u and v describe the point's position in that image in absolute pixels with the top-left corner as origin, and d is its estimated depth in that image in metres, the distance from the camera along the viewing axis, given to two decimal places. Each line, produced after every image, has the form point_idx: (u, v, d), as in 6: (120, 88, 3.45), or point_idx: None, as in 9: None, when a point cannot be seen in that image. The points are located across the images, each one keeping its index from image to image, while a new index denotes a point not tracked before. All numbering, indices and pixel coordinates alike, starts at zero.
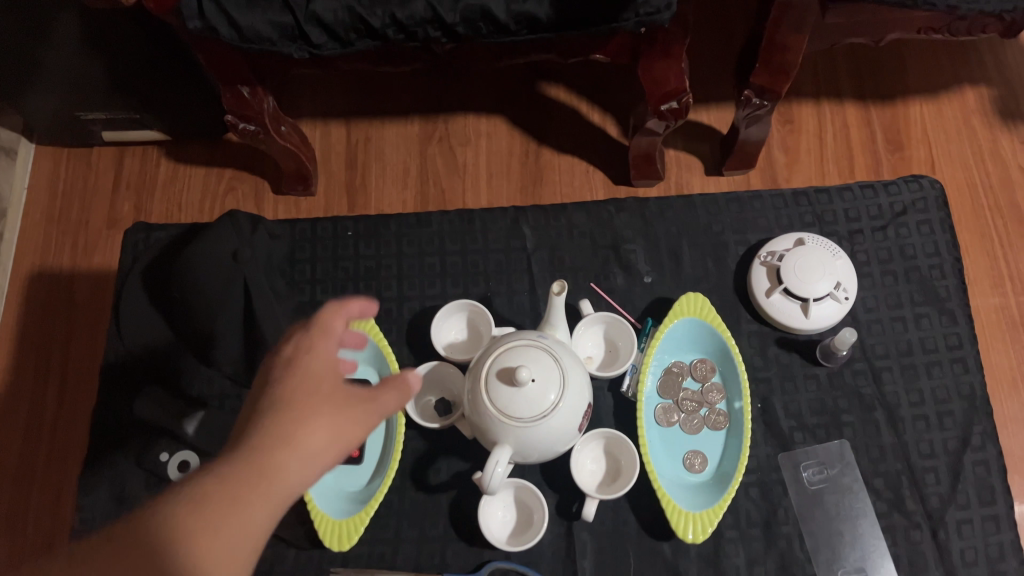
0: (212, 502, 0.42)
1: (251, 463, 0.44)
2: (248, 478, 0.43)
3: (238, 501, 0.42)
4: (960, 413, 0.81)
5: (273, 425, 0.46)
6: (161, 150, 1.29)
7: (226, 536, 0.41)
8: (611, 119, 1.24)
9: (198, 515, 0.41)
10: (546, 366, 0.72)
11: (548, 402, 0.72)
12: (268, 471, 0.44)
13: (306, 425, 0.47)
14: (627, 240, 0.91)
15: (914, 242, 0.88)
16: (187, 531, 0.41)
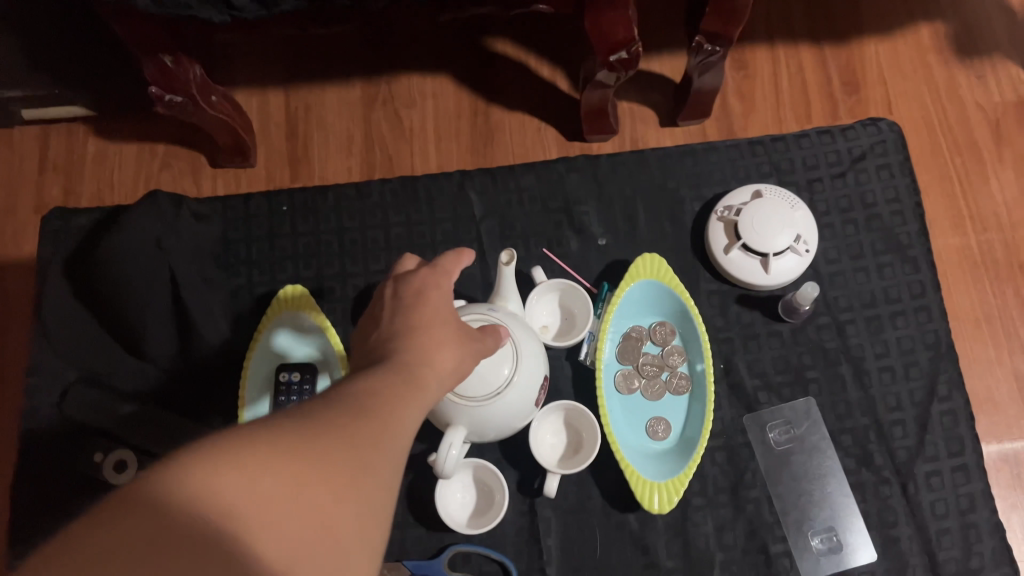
0: (385, 394, 0.46)
1: (406, 373, 0.49)
2: (406, 381, 0.48)
3: (403, 396, 0.47)
4: (926, 362, 0.79)
5: (412, 346, 0.52)
6: (89, 127, 1.21)
7: (397, 418, 0.46)
8: (560, 73, 1.19)
9: (376, 401, 0.45)
10: (497, 341, 0.69)
11: (501, 377, 0.68)
12: (419, 380, 0.49)
13: (440, 348, 0.53)
14: (580, 202, 0.87)
15: (874, 189, 0.85)
16: (368, 409, 0.44)
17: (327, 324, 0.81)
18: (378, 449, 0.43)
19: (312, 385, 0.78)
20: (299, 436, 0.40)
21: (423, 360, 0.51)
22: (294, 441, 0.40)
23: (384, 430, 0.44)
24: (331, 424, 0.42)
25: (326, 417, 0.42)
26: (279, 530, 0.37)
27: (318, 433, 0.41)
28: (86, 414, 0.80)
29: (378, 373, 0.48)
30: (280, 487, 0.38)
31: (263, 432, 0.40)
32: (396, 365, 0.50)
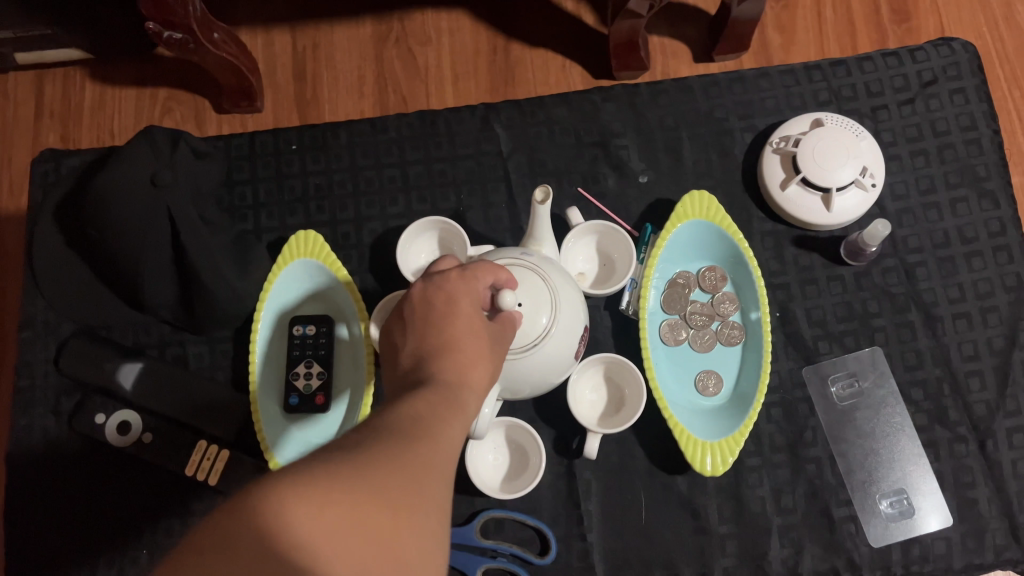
0: (426, 416, 0.41)
1: (447, 389, 0.44)
2: (447, 399, 0.43)
3: (446, 416, 0.42)
4: (1006, 308, 0.71)
5: (453, 360, 0.46)
6: (84, 70, 1.13)
7: (445, 439, 0.40)
8: (586, 4, 1.10)
9: (419, 424, 0.40)
10: (533, 289, 0.60)
11: (539, 329, 0.60)
12: (462, 399, 0.44)
13: (479, 360, 0.47)
14: (617, 135, 0.79)
15: (947, 116, 0.76)
16: (413, 434, 0.39)
17: (341, 270, 0.73)
18: (432, 476, 0.37)
19: (329, 338, 0.71)
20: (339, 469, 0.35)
21: (461, 377, 0.46)
22: (338, 474, 0.34)
23: (435, 454, 0.38)
24: (377, 453, 0.36)
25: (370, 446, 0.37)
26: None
27: (364, 461, 0.35)
28: (85, 371, 0.73)
29: (415, 395, 0.43)
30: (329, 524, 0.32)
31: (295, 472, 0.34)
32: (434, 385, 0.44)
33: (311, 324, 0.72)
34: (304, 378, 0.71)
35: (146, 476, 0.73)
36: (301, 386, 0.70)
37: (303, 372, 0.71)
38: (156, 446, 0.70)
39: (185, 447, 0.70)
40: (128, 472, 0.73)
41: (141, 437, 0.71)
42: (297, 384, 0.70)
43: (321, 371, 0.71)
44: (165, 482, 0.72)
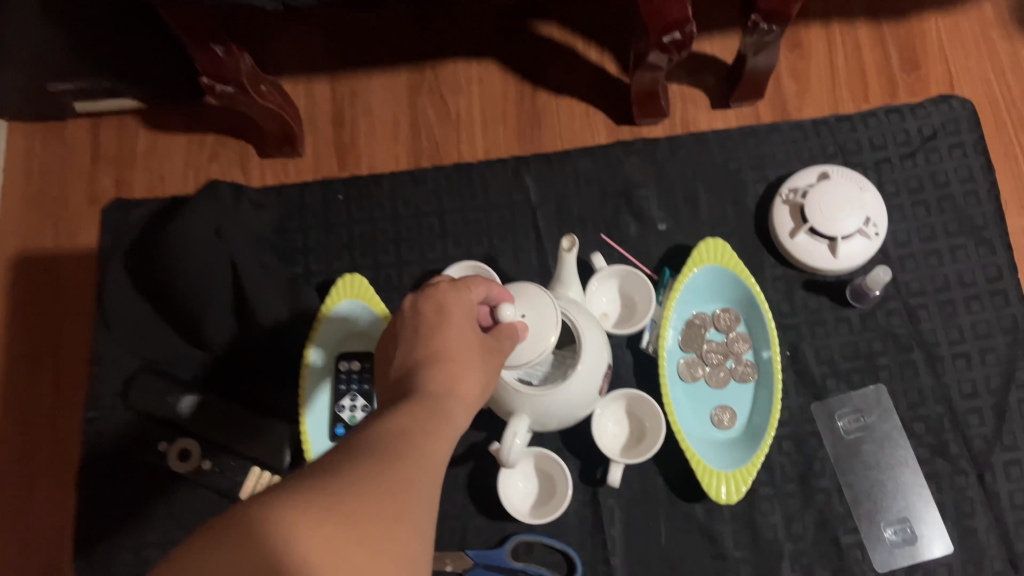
0: (413, 426, 0.44)
1: (432, 400, 0.47)
2: (435, 409, 0.46)
3: (434, 422, 0.45)
4: (1003, 348, 0.76)
5: (441, 371, 0.49)
6: (140, 119, 1.21)
7: (432, 448, 0.43)
8: (610, 55, 1.16)
9: (407, 435, 0.43)
10: (538, 304, 0.61)
11: (544, 343, 0.60)
12: (451, 405, 0.47)
13: (469, 367, 0.50)
14: (638, 186, 0.85)
15: (946, 168, 0.82)
16: (402, 446, 0.42)
17: (384, 311, 0.79)
18: (422, 487, 0.40)
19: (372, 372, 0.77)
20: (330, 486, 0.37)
21: (452, 385, 0.49)
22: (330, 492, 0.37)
23: (423, 464, 0.42)
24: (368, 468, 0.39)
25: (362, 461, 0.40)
26: None
27: (355, 476, 0.38)
28: (152, 403, 0.80)
29: (404, 406, 0.46)
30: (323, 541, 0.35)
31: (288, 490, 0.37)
32: (422, 395, 0.47)
33: (355, 359, 0.78)
34: (348, 409, 0.76)
35: (203, 500, 0.79)
36: (347, 417, 0.76)
37: (347, 403, 0.77)
38: (214, 472, 0.77)
39: (239, 474, 0.77)
40: (188, 496, 0.79)
41: (200, 464, 0.77)
42: (342, 415, 0.76)
43: (365, 403, 0.77)
44: (219, 506, 0.79)
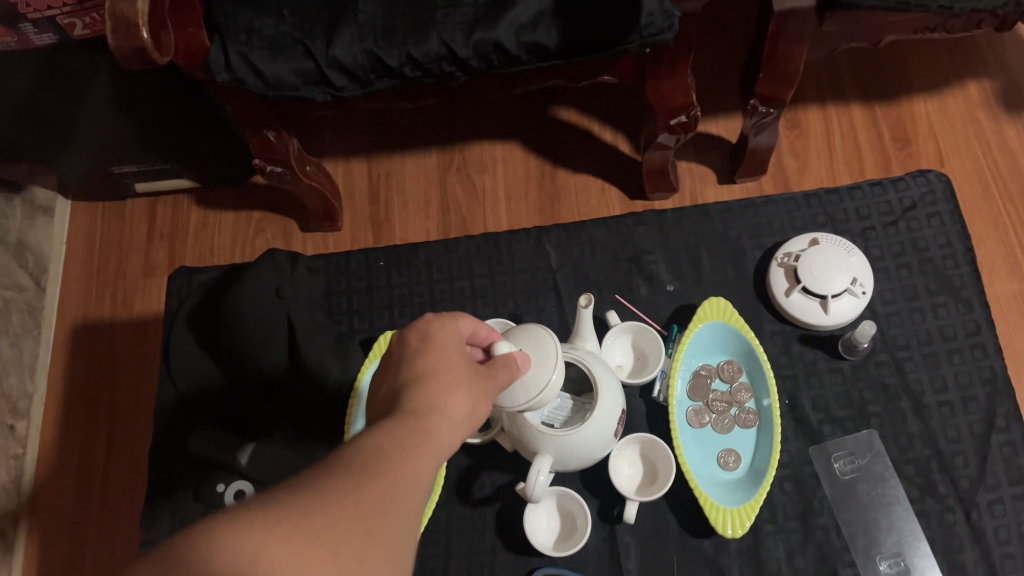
0: (391, 446, 0.47)
1: (413, 420, 0.50)
2: (415, 428, 0.49)
3: (412, 443, 0.48)
4: (983, 397, 0.85)
5: (423, 391, 0.53)
6: (192, 198, 1.33)
7: (407, 470, 0.46)
8: (623, 137, 1.27)
9: (384, 457, 0.46)
10: (539, 340, 0.68)
11: (544, 377, 0.66)
12: (430, 425, 0.50)
13: (453, 389, 0.53)
14: (647, 252, 0.96)
15: (925, 235, 0.93)
16: (378, 467, 0.45)
17: None
18: (391, 505, 0.43)
19: None
20: (300, 505, 0.40)
21: (434, 405, 0.52)
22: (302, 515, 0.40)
23: (396, 485, 0.45)
24: (341, 491, 0.42)
25: (335, 483, 0.43)
26: None
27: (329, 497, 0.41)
28: (211, 452, 0.86)
29: (386, 426, 0.49)
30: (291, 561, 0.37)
31: (262, 508, 0.40)
32: (403, 417, 0.50)
33: None
34: None
35: None
36: None
37: None
38: None
39: None
40: None
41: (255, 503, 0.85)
42: None
43: None
44: None
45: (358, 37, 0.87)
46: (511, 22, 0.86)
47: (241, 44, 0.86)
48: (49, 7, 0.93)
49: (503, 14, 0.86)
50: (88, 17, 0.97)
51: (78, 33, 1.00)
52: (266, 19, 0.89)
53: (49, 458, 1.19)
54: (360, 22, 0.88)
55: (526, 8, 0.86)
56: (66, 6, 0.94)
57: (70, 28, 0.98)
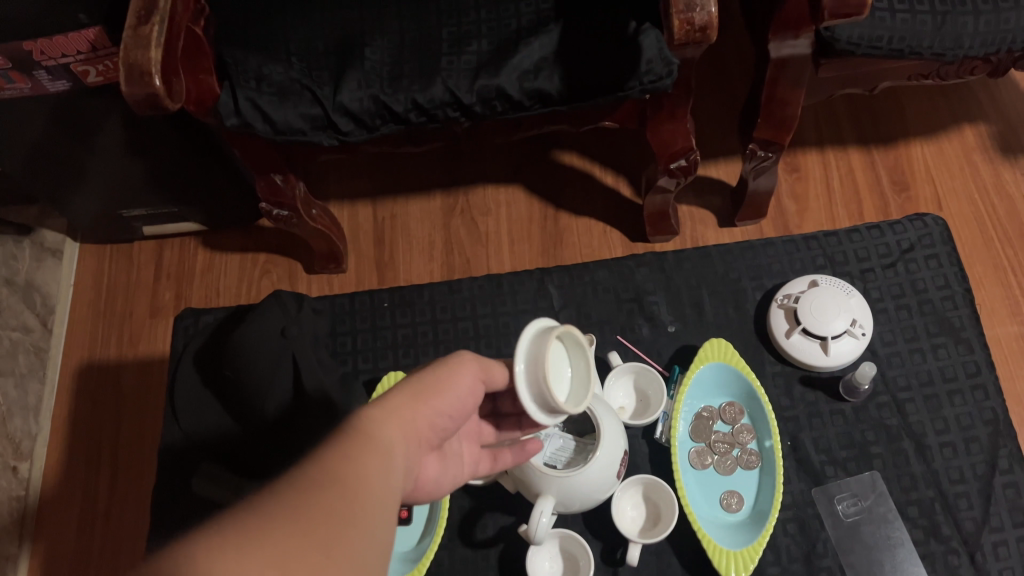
0: (347, 459, 0.49)
1: (364, 438, 0.52)
2: (367, 445, 0.51)
3: (358, 458, 0.49)
4: (986, 439, 0.85)
5: (373, 414, 0.55)
6: (199, 240, 1.34)
7: (366, 483, 0.48)
8: (624, 180, 1.29)
9: (343, 472, 0.47)
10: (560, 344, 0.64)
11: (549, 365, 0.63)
12: (379, 443, 0.53)
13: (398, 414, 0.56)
14: (649, 293, 0.97)
15: (925, 277, 0.94)
16: (336, 480, 0.46)
17: None
18: (352, 520, 0.44)
19: None
20: (245, 534, 0.40)
21: (384, 426, 0.54)
22: (250, 546, 0.39)
23: (356, 498, 0.46)
24: (287, 514, 0.42)
25: (279, 505, 0.42)
26: None
27: (277, 521, 0.41)
28: (213, 491, 0.87)
29: (337, 440, 0.51)
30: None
31: (217, 531, 0.40)
32: (340, 440, 0.51)
33: None
34: None
35: None
36: None
37: None
38: None
39: None
40: None
41: None
42: None
43: None
44: None
45: (365, 83, 0.89)
46: (515, 69, 0.88)
47: (251, 91, 0.89)
48: (64, 55, 0.93)
49: (506, 61, 0.88)
50: (103, 65, 0.96)
51: (92, 81, 0.99)
52: (275, 66, 0.91)
53: (52, 497, 1.19)
54: (366, 68, 0.90)
55: (529, 55, 0.88)
56: (81, 54, 0.93)
57: (83, 76, 0.98)
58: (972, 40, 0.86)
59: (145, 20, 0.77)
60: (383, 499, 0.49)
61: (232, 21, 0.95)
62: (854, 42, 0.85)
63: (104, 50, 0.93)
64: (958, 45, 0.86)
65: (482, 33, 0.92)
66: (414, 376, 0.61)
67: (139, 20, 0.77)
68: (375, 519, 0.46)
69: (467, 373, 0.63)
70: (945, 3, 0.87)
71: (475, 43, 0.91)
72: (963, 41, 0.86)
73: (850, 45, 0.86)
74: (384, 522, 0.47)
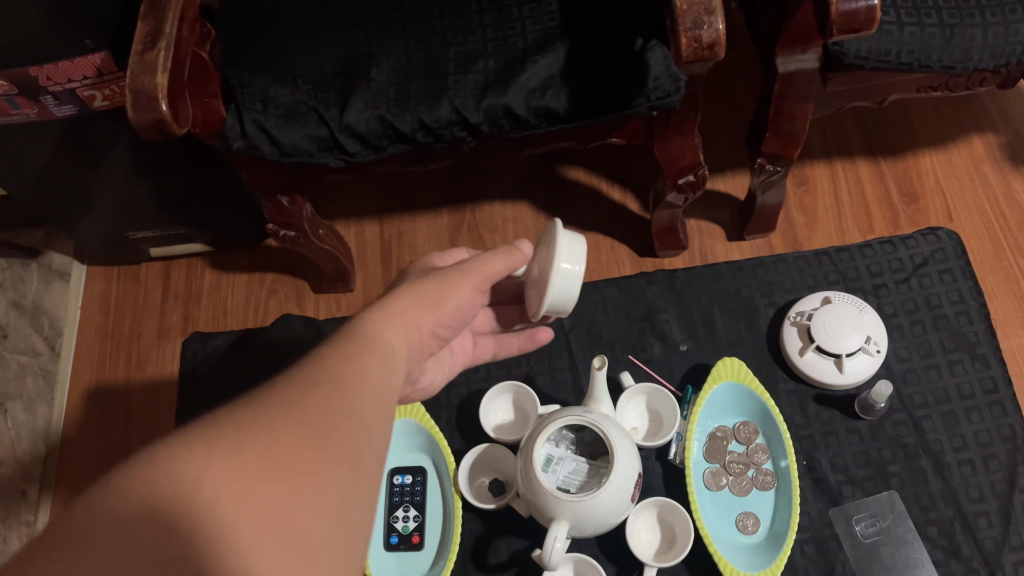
0: (342, 358, 0.50)
1: (361, 339, 0.53)
2: (364, 345, 0.52)
3: (355, 358, 0.50)
4: (1004, 455, 0.87)
5: (373, 317, 0.56)
6: (206, 260, 1.34)
7: (360, 382, 0.49)
8: (631, 196, 1.28)
9: (335, 370, 0.48)
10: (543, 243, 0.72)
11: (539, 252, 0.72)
12: (377, 343, 0.54)
13: (401, 319, 0.58)
14: (659, 311, 1.00)
15: (938, 292, 0.97)
16: (328, 378, 0.47)
17: (440, 435, 0.88)
18: (344, 420, 0.45)
19: (423, 486, 0.88)
20: (239, 429, 0.41)
21: (382, 328, 0.56)
22: (244, 433, 0.41)
23: (347, 395, 0.47)
24: (282, 405, 0.43)
25: (276, 398, 0.44)
26: (249, 507, 0.38)
27: (272, 412, 0.43)
28: None
29: (334, 341, 0.52)
30: (238, 473, 0.39)
31: (203, 429, 0.41)
32: (343, 338, 0.53)
33: (407, 475, 0.89)
34: (402, 518, 0.87)
35: None
36: (400, 526, 0.87)
37: (401, 514, 0.87)
38: None
39: None
40: None
41: None
42: (397, 525, 0.87)
43: (416, 513, 0.87)
44: None
45: (371, 104, 0.89)
46: (521, 87, 0.87)
47: (257, 113, 0.88)
48: (70, 79, 0.93)
49: (513, 79, 0.88)
50: (108, 90, 0.96)
51: (98, 106, 0.98)
52: (282, 87, 0.91)
53: None
54: (373, 89, 0.90)
55: (535, 73, 0.88)
56: (87, 79, 0.93)
57: (89, 100, 0.97)
58: (981, 53, 0.85)
59: (151, 46, 0.76)
60: (386, 396, 0.50)
61: (236, 44, 0.95)
62: (862, 56, 0.85)
63: (111, 75, 0.93)
64: (967, 58, 0.85)
65: (489, 52, 0.91)
66: (417, 282, 0.62)
67: (145, 46, 0.77)
68: (371, 419, 0.47)
69: (468, 285, 0.64)
70: (954, 16, 0.86)
71: (482, 62, 0.91)
72: (973, 54, 0.85)
73: (858, 59, 0.85)
74: (385, 418, 0.49)
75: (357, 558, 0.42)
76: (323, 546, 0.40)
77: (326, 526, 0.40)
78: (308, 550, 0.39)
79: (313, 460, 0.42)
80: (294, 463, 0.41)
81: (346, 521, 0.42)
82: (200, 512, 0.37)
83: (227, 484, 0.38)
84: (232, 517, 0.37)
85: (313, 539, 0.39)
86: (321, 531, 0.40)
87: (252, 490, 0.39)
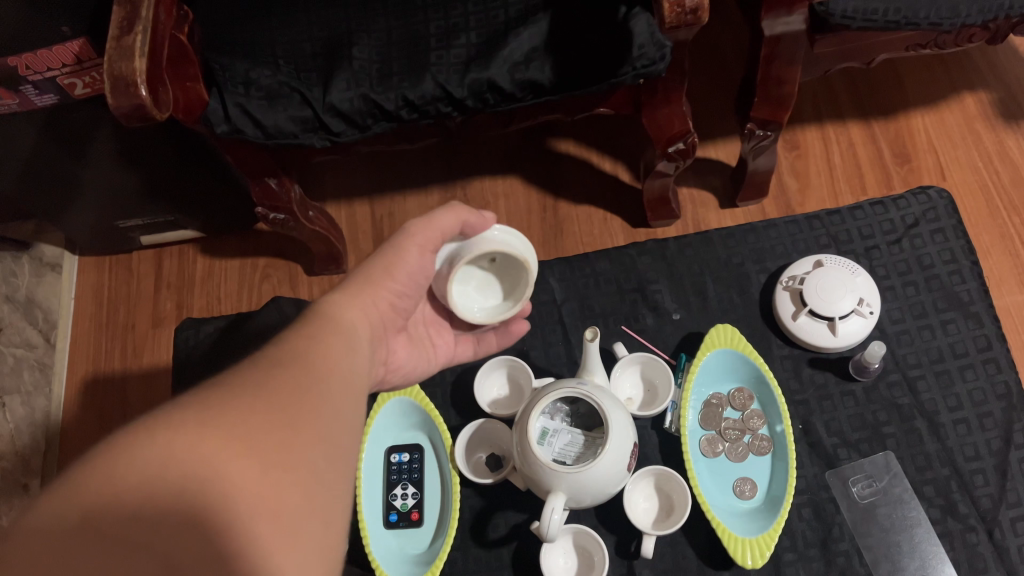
0: (302, 341, 0.52)
1: (323, 320, 0.56)
2: (325, 326, 0.55)
3: (319, 341, 0.53)
4: (999, 413, 0.88)
5: (335, 300, 0.60)
6: (196, 247, 1.33)
7: (324, 364, 0.51)
8: (622, 166, 1.27)
9: (297, 351, 0.51)
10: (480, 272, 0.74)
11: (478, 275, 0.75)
12: (337, 325, 0.56)
13: (358, 304, 0.61)
14: (652, 282, 1.00)
15: (929, 252, 0.97)
16: (291, 361, 0.50)
17: (436, 413, 0.89)
18: (310, 400, 0.47)
19: (421, 464, 0.88)
20: (206, 411, 0.43)
21: (337, 314, 0.58)
22: (210, 416, 0.43)
23: (310, 375, 0.49)
24: (247, 389, 0.46)
25: (244, 381, 0.46)
26: (224, 483, 0.40)
27: (238, 396, 0.45)
28: None
29: (297, 325, 0.55)
30: (207, 456, 0.41)
31: (171, 412, 0.43)
32: (310, 321, 0.56)
33: (405, 453, 0.89)
34: (400, 496, 0.87)
35: None
36: (399, 504, 0.87)
37: (399, 492, 0.87)
38: None
39: None
40: None
41: None
42: (395, 503, 0.87)
43: (415, 491, 0.87)
44: None
45: (353, 82, 0.88)
46: (504, 60, 0.86)
47: (240, 96, 0.87)
48: (49, 68, 0.91)
49: (496, 53, 0.87)
50: (88, 77, 0.95)
51: (79, 94, 0.97)
52: (264, 69, 0.89)
53: None
54: (355, 67, 0.89)
55: (519, 46, 0.87)
56: (66, 67, 0.92)
57: (70, 88, 0.96)
58: (969, 8, 0.84)
59: (127, 30, 0.75)
60: (350, 375, 0.53)
61: (213, 27, 0.93)
62: (849, 16, 0.83)
63: (90, 62, 0.92)
64: (955, 14, 0.84)
65: (470, 25, 0.90)
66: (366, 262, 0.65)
67: (121, 31, 0.75)
68: (336, 397, 0.50)
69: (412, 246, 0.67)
70: None
71: (464, 36, 0.90)
72: (959, 10, 0.84)
73: (845, 19, 0.84)
74: (352, 397, 0.51)
75: (336, 533, 0.44)
76: (300, 523, 0.42)
77: (300, 504, 0.42)
78: (284, 526, 0.41)
79: (281, 435, 0.44)
80: (262, 441, 0.43)
81: (320, 498, 0.44)
82: (172, 494, 0.39)
83: (200, 466, 0.40)
84: (205, 495, 0.39)
85: (289, 517, 0.41)
86: (295, 508, 0.42)
87: (223, 469, 0.40)
